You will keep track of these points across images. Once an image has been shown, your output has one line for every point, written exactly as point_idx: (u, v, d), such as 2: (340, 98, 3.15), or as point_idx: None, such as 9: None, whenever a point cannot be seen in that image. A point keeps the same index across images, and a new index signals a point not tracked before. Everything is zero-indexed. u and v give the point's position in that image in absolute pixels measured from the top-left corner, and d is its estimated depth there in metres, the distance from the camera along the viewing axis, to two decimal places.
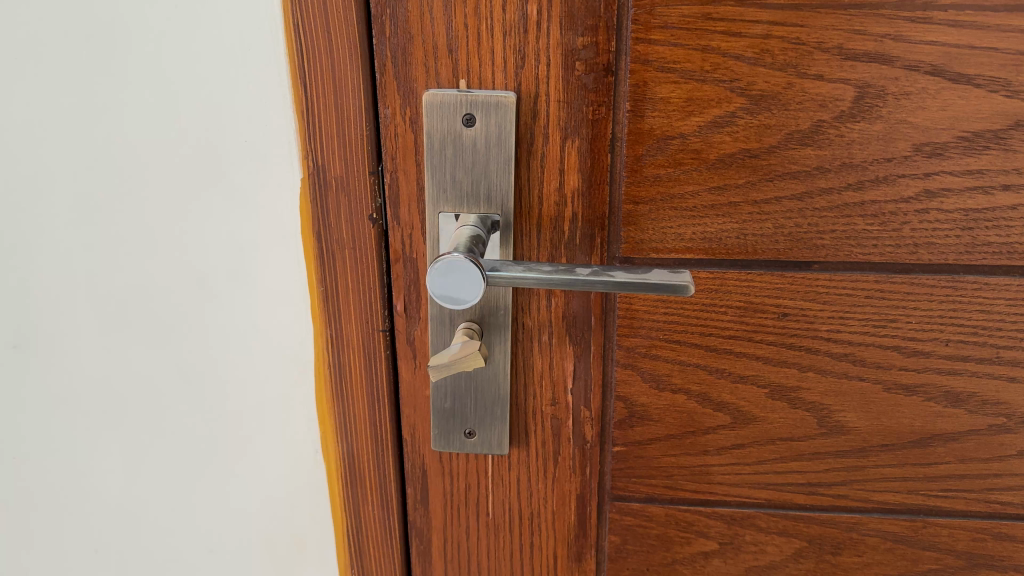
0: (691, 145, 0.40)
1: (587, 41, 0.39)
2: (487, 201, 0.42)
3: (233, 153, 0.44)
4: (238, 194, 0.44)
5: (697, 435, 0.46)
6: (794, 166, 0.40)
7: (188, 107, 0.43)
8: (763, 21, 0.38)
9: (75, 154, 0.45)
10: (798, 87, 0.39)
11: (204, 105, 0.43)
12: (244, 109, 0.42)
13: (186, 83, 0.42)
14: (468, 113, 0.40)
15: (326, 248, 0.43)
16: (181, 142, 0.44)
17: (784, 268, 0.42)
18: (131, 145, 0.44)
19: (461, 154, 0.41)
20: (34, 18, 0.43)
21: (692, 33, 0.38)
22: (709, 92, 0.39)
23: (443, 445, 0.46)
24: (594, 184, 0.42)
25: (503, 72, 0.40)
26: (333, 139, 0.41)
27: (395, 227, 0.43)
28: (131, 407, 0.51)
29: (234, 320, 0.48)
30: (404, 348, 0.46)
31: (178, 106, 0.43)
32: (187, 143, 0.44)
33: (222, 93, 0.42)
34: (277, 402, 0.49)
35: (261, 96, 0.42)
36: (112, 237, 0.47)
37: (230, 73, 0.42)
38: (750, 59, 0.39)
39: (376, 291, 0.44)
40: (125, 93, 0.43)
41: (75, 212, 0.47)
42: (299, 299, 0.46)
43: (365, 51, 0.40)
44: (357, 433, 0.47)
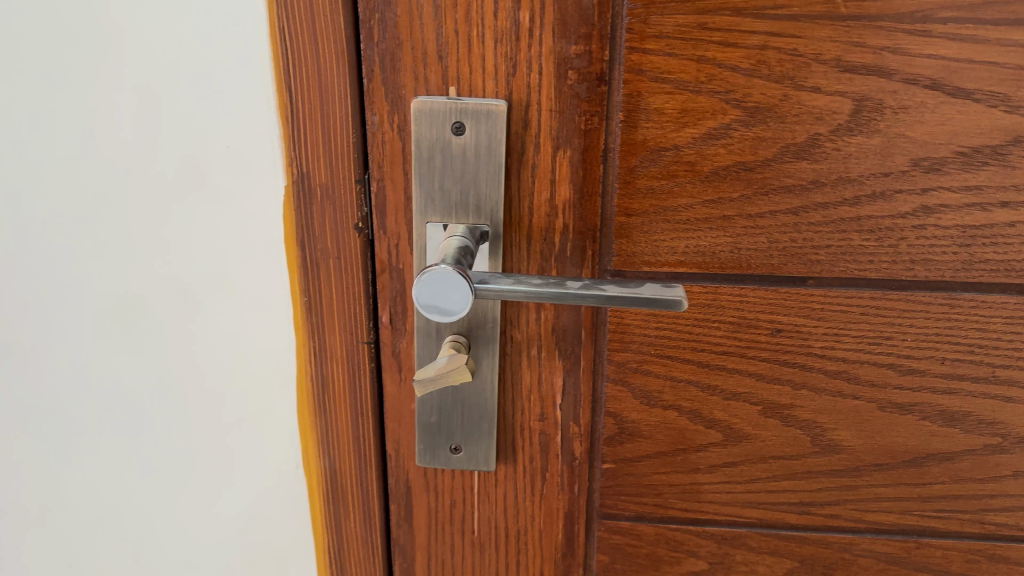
0: (685, 157, 0.39)
1: (580, 50, 0.38)
2: (476, 211, 0.41)
3: (214, 159, 0.42)
4: (219, 202, 0.43)
5: (688, 452, 0.45)
6: (789, 180, 0.39)
7: (169, 112, 0.42)
8: (760, 31, 0.37)
9: (51, 159, 0.44)
10: (794, 99, 0.38)
11: (186, 109, 0.41)
12: (228, 114, 0.41)
13: (167, 86, 0.41)
14: (458, 121, 0.39)
15: (310, 258, 0.42)
16: (162, 148, 0.43)
17: (778, 284, 0.41)
18: (113, 150, 0.43)
19: (450, 163, 0.40)
20: (10, 18, 0.41)
21: (687, 43, 0.38)
22: (704, 104, 0.38)
23: (428, 461, 0.45)
24: (585, 195, 0.41)
25: (494, 80, 0.39)
26: (318, 145, 0.40)
27: (381, 236, 0.42)
28: (109, 419, 0.50)
29: (214, 332, 0.46)
30: (389, 361, 0.44)
31: (159, 111, 0.42)
32: (168, 149, 0.43)
33: (204, 97, 0.41)
34: (257, 416, 0.48)
35: (245, 101, 0.41)
36: (89, 244, 0.46)
37: (213, 77, 0.40)
38: (746, 70, 0.38)
39: (361, 303, 0.43)
40: (106, 96, 0.42)
41: (52, 218, 0.45)
42: (281, 310, 0.45)
43: (352, 56, 0.39)
44: (340, 448, 0.46)
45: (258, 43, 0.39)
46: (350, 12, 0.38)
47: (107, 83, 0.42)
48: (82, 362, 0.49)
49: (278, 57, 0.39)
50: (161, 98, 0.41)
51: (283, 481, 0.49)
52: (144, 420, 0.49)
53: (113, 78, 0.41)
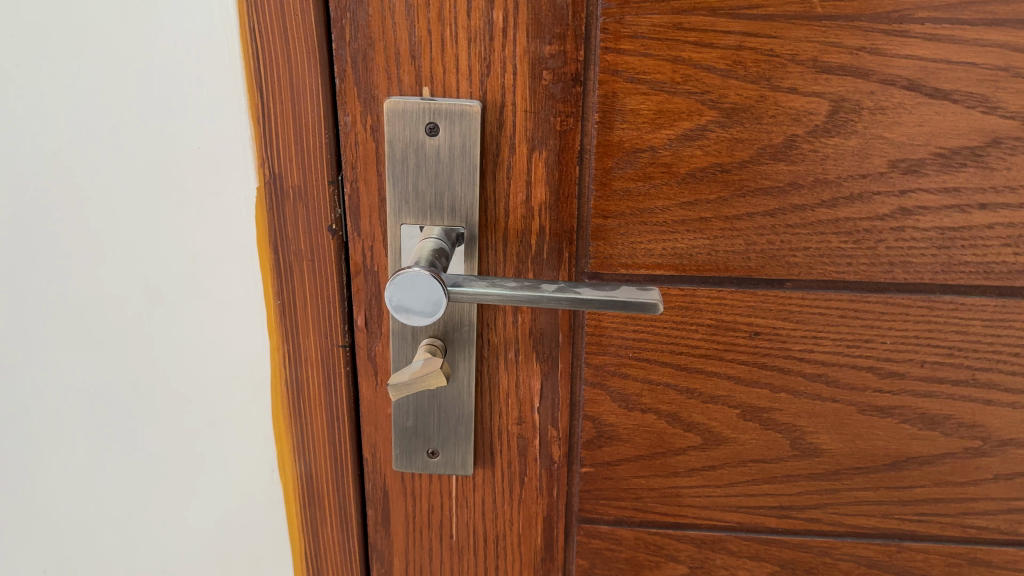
0: (661, 158, 0.39)
1: (554, 50, 0.38)
2: (451, 213, 0.40)
3: (184, 160, 0.42)
4: (190, 203, 0.43)
5: (667, 456, 0.44)
6: (766, 182, 0.39)
7: (139, 113, 0.41)
8: (736, 31, 0.37)
9: (21, 160, 0.43)
10: (771, 100, 0.38)
11: (155, 110, 0.41)
12: (199, 115, 0.41)
13: (136, 87, 0.40)
14: (432, 122, 0.39)
15: (283, 261, 0.42)
16: (132, 150, 0.42)
17: (756, 286, 0.41)
18: (82, 151, 0.43)
19: (424, 164, 0.39)
20: None
21: (663, 43, 0.37)
22: (680, 105, 0.38)
23: (405, 465, 0.45)
24: (562, 197, 0.40)
25: (468, 80, 0.39)
26: (290, 147, 0.40)
27: (356, 238, 0.42)
28: (82, 424, 0.49)
29: (187, 335, 0.46)
30: (365, 364, 0.44)
31: (129, 112, 0.41)
32: (138, 150, 0.42)
33: (174, 98, 0.40)
34: (233, 420, 0.47)
35: (215, 101, 0.40)
36: (59, 246, 0.45)
37: (183, 77, 0.40)
38: (722, 70, 0.37)
39: (336, 305, 0.43)
40: (76, 97, 0.41)
41: (22, 220, 0.45)
42: (254, 313, 0.44)
43: (323, 56, 0.38)
44: (316, 453, 0.46)
45: (229, 43, 0.39)
46: (322, 12, 0.37)
47: (76, 84, 0.41)
48: (55, 365, 0.48)
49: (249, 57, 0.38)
50: (130, 99, 0.41)
51: (259, 484, 0.48)
52: (118, 424, 0.49)
53: (82, 78, 0.41)
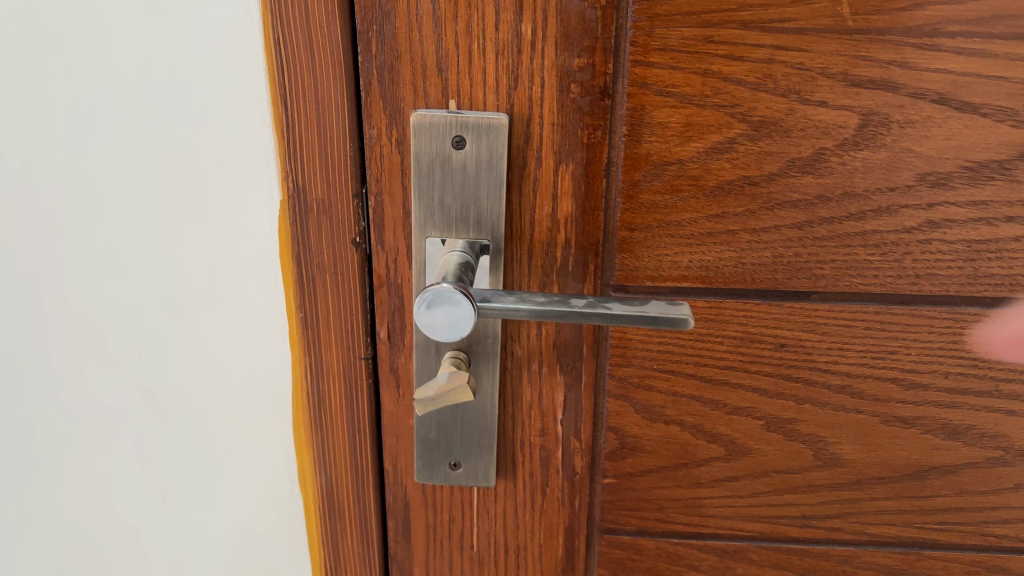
0: (689, 171, 0.39)
1: (583, 63, 0.37)
2: (476, 226, 0.40)
3: (205, 173, 0.41)
4: (211, 216, 0.42)
5: (690, 467, 0.44)
6: (794, 195, 0.39)
7: (159, 125, 0.40)
8: (767, 44, 0.37)
9: (39, 172, 0.43)
10: (800, 114, 0.38)
11: (176, 122, 0.40)
12: (221, 127, 0.40)
13: (156, 99, 0.40)
14: (458, 135, 0.38)
15: (306, 274, 0.41)
16: (152, 162, 0.41)
17: (782, 298, 0.41)
18: (101, 162, 0.42)
19: (450, 178, 0.39)
20: None
21: (693, 56, 0.37)
22: (709, 117, 0.38)
23: (427, 477, 0.45)
24: (588, 209, 0.40)
25: (495, 93, 0.38)
26: (315, 160, 0.39)
27: (379, 251, 0.41)
28: (99, 433, 0.49)
29: (207, 347, 0.45)
30: (387, 376, 0.44)
31: (149, 124, 0.41)
32: (158, 163, 0.41)
33: (195, 110, 0.40)
34: (253, 432, 0.47)
35: (238, 113, 0.39)
36: (76, 259, 0.45)
37: (205, 89, 0.39)
38: (752, 84, 0.37)
39: (359, 318, 0.42)
40: (95, 108, 0.41)
41: (39, 232, 0.44)
42: (276, 325, 0.44)
43: (349, 68, 0.38)
44: (337, 465, 0.45)
45: (254, 54, 0.38)
46: (348, 24, 0.37)
47: (94, 95, 0.40)
48: (73, 375, 0.48)
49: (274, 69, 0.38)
50: (150, 111, 0.40)
51: (279, 493, 0.48)
52: (136, 435, 0.48)
53: (102, 89, 0.40)
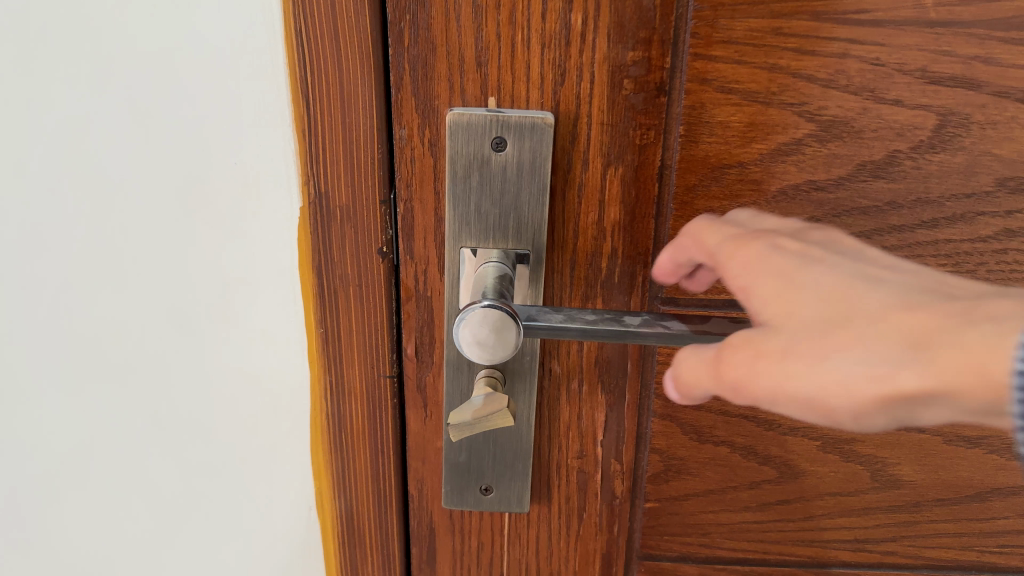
0: (750, 174, 0.35)
1: (638, 56, 0.34)
2: (515, 235, 0.36)
3: (216, 176, 0.37)
4: (222, 224, 0.38)
5: (739, 490, 0.42)
6: (863, 201, 0.36)
7: (164, 124, 0.36)
8: (841, 38, 0.33)
9: (29, 174, 0.39)
10: (873, 113, 0.34)
11: (183, 122, 0.36)
12: (235, 127, 0.36)
13: (162, 95, 0.36)
14: (499, 135, 0.35)
15: (327, 287, 0.38)
16: (157, 165, 0.38)
17: None
18: (99, 166, 0.38)
19: (489, 183, 0.35)
20: None
21: (759, 50, 0.34)
22: (774, 117, 0.35)
23: (455, 503, 0.41)
24: (637, 216, 0.36)
25: (540, 89, 0.35)
26: (339, 163, 0.35)
27: (408, 261, 0.38)
28: (100, 456, 0.45)
29: (218, 365, 0.42)
30: (414, 396, 0.40)
31: (153, 123, 0.37)
32: (163, 166, 0.37)
33: (204, 106, 0.36)
34: (267, 454, 0.43)
35: (254, 112, 0.36)
36: (71, 270, 0.41)
37: (216, 84, 0.35)
38: (822, 80, 0.34)
39: (384, 335, 0.39)
40: (92, 106, 0.37)
41: (31, 240, 0.40)
42: (293, 342, 0.40)
43: (378, 62, 0.34)
44: (358, 489, 0.42)
45: (272, 46, 0.34)
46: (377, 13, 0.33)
47: (93, 91, 0.36)
48: (69, 396, 0.44)
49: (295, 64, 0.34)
50: (155, 108, 0.36)
51: (295, 520, 0.44)
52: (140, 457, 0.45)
53: (101, 85, 0.36)
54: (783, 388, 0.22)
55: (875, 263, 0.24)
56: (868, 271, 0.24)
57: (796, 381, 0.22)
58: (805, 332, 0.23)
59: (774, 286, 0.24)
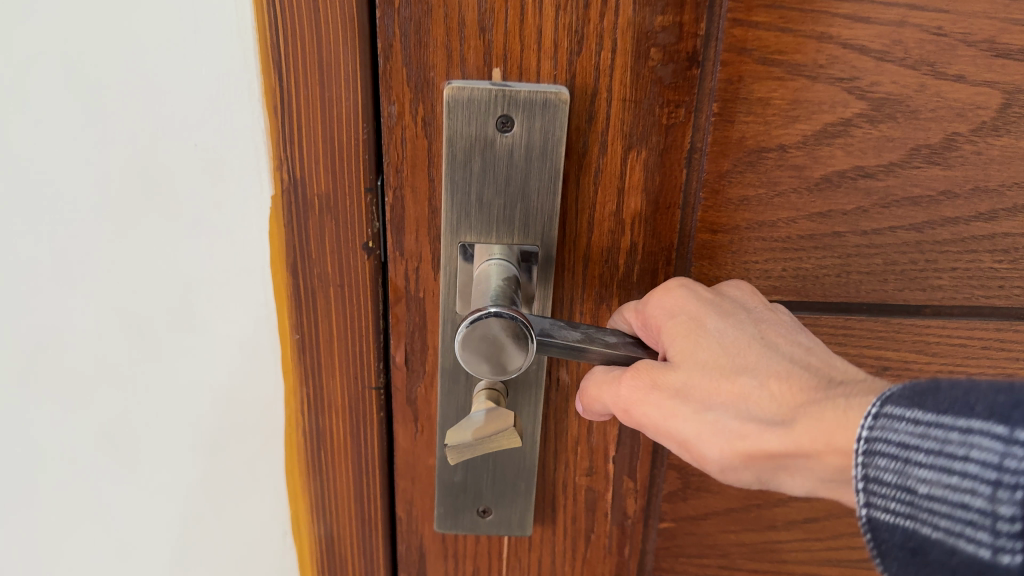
0: (791, 159, 0.31)
1: (667, 22, 0.29)
2: (523, 228, 0.32)
3: (173, 160, 0.32)
4: (181, 216, 0.33)
5: (764, 507, 0.38)
6: (915, 190, 0.32)
7: (108, 98, 0.30)
8: (900, 2, 0.29)
9: None
10: (932, 90, 0.30)
11: (132, 96, 0.30)
12: (194, 104, 0.30)
13: (105, 62, 0.30)
14: (505, 114, 0.30)
15: (305, 286, 0.33)
16: (99, 147, 0.31)
17: (889, 314, 0.34)
18: (27, 152, 0.32)
19: (493, 169, 0.31)
20: None
21: (806, 15, 0.29)
22: (820, 93, 0.30)
23: (449, 526, 0.37)
24: (662, 207, 0.32)
25: (554, 60, 0.30)
26: (319, 146, 0.31)
27: (397, 259, 0.33)
28: (36, 489, 0.39)
29: (176, 380, 0.36)
30: (403, 409, 0.36)
31: (95, 97, 0.31)
32: (107, 148, 0.31)
33: (156, 77, 0.30)
34: (237, 476, 0.38)
35: (215, 85, 0.30)
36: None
37: (172, 50, 0.30)
38: (876, 52, 0.30)
39: (368, 341, 0.34)
40: (14, 81, 0.30)
41: None
42: (265, 351, 0.35)
43: (363, 26, 0.29)
44: (339, 511, 0.38)
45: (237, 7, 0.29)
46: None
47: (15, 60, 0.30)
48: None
49: (266, 27, 0.29)
50: (96, 78, 0.30)
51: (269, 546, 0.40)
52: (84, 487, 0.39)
53: (28, 54, 0.30)
54: (669, 423, 0.27)
55: (790, 335, 0.28)
56: (770, 337, 0.27)
57: (676, 420, 0.26)
58: (699, 381, 0.26)
59: (685, 329, 0.27)
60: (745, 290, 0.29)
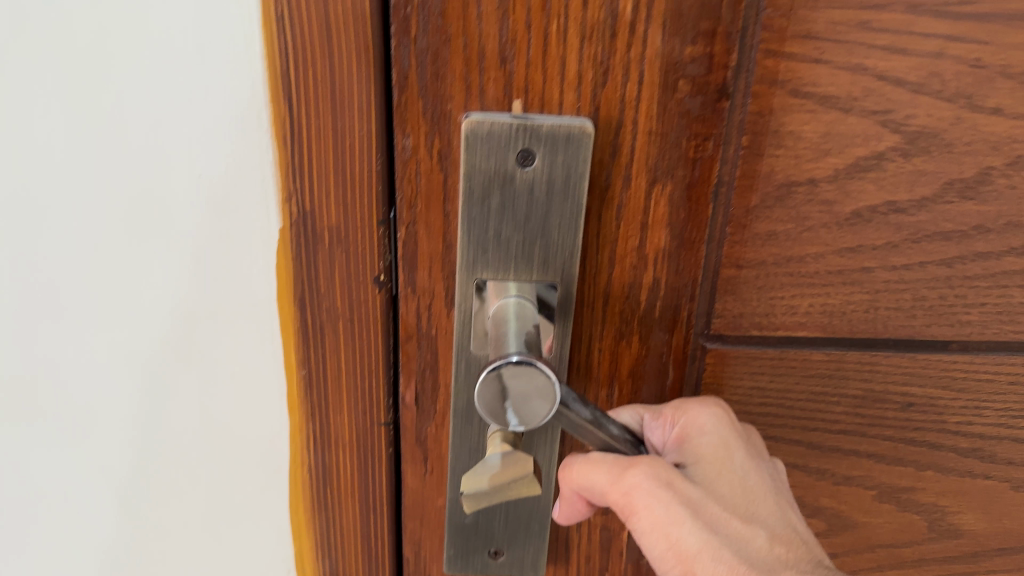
0: (822, 193, 0.30)
1: (697, 53, 0.28)
2: (542, 264, 0.30)
3: (175, 186, 0.29)
4: (182, 246, 0.31)
5: None
6: (948, 225, 0.31)
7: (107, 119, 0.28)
8: (939, 34, 0.28)
9: None
10: (969, 124, 0.29)
11: (133, 118, 0.28)
12: (200, 129, 0.29)
13: (104, 82, 0.28)
14: (526, 148, 0.28)
15: (314, 318, 0.31)
16: (96, 172, 0.29)
17: (916, 349, 0.33)
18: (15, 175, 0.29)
19: (512, 205, 0.29)
20: None
21: (842, 47, 0.28)
22: (854, 126, 0.29)
23: (459, 568, 0.35)
24: (687, 242, 0.31)
25: (576, 91, 0.28)
26: (330, 176, 0.29)
27: (409, 295, 0.31)
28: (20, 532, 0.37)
29: (175, 417, 0.34)
30: (412, 450, 0.34)
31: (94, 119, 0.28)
32: (103, 173, 0.29)
33: (160, 97, 0.28)
34: (238, 518, 0.36)
35: (220, 116, 0.28)
36: None
37: (178, 70, 0.28)
38: (913, 84, 0.28)
39: (376, 380, 0.33)
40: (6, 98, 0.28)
41: None
42: (270, 390, 0.33)
43: (378, 55, 0.27)
44: (344, 548, 0.36)
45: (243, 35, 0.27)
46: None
47: (4, 88, 0.28)
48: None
49: (275, 56, 0.27)
50: (94, 98, 0.28)
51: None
52: (74, 533, 0.37)
53: (18, 80, 0.28)
54: (671, 529, 0.27)
55: (785, 494, 0.30)
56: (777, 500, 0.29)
57: (679, 530, 0.27)
58: (714, 504, 0.28)
59: (715, 453, 0.29)
60: (758, 436, 0.31)
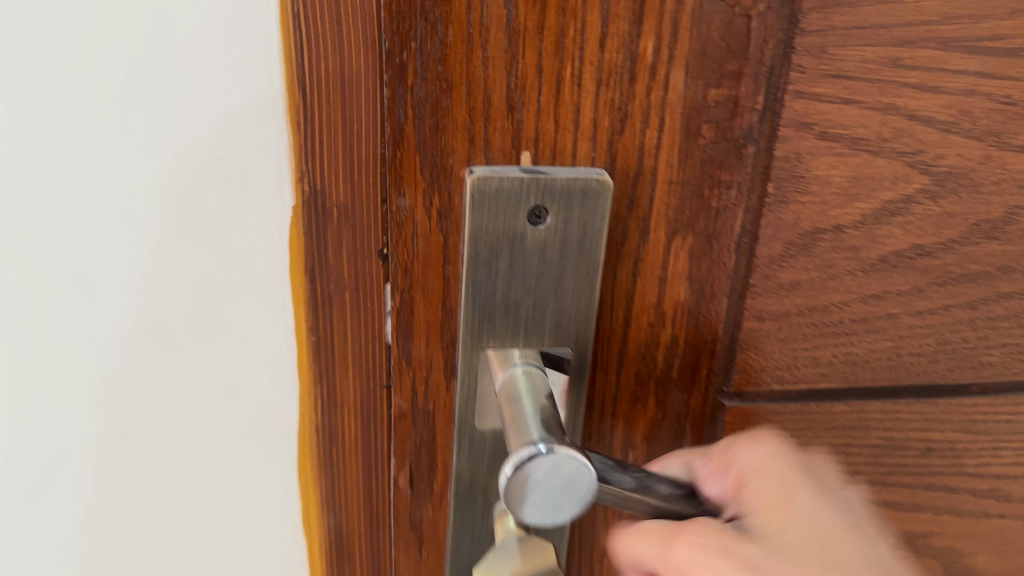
0: (848, 239, 0.28)
1: (722, 95, 0.25)
2: (554, 331, 0.27)
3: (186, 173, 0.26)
4: (189, 239, 0.27)
5: None
6: (973, 267, 0.29)
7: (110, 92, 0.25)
8: (972, 71, 0.26)
9: None
10: (997, 162, 0.28)
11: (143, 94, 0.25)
12: (217, 108, 0.25)
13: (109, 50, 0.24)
14: (538, 204, 0.26)
15: (326, 315, 0.28)
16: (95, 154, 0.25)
17: (937, 394, 0.31)
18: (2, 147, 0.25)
19: (521, 268, 0.26)
20: None
21: (874, 86, 0.26)
22: (883, 169, 0.27)
23: None
24: (707, 296, 0.28)
25: (592, 140, 0.25)
26: (341, 146, 0.26)
27: (404, 365, 0.28)
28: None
29: (175, 432, 0.30)
30: (407, 530, 0.31)
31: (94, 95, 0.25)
32: (100, 156, 0.26)
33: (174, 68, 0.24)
34: (238, 540, 0.33)
35: (238, 86, 0.25)
36: None
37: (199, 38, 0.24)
38: (944, 123, 0.27)
39: (385, 363, 0.29)
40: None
41: None
42: (273, 393, 0.30)
43: (380, 45, 0.24)
44: (356, 574, 0.33)
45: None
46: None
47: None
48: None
49: (292, 34, 0.25)
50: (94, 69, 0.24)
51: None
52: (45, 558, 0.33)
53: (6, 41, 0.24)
54: None
55: (865, 529, 0.27)
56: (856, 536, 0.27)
57: None
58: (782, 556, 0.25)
59: (774, 497, 0.27)
60: (823, 466, 0.29)
